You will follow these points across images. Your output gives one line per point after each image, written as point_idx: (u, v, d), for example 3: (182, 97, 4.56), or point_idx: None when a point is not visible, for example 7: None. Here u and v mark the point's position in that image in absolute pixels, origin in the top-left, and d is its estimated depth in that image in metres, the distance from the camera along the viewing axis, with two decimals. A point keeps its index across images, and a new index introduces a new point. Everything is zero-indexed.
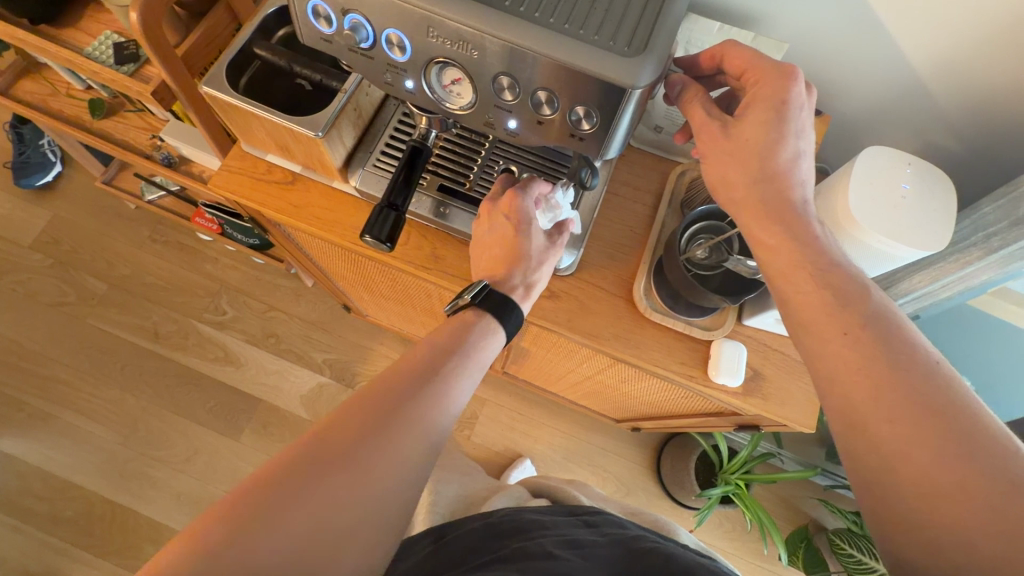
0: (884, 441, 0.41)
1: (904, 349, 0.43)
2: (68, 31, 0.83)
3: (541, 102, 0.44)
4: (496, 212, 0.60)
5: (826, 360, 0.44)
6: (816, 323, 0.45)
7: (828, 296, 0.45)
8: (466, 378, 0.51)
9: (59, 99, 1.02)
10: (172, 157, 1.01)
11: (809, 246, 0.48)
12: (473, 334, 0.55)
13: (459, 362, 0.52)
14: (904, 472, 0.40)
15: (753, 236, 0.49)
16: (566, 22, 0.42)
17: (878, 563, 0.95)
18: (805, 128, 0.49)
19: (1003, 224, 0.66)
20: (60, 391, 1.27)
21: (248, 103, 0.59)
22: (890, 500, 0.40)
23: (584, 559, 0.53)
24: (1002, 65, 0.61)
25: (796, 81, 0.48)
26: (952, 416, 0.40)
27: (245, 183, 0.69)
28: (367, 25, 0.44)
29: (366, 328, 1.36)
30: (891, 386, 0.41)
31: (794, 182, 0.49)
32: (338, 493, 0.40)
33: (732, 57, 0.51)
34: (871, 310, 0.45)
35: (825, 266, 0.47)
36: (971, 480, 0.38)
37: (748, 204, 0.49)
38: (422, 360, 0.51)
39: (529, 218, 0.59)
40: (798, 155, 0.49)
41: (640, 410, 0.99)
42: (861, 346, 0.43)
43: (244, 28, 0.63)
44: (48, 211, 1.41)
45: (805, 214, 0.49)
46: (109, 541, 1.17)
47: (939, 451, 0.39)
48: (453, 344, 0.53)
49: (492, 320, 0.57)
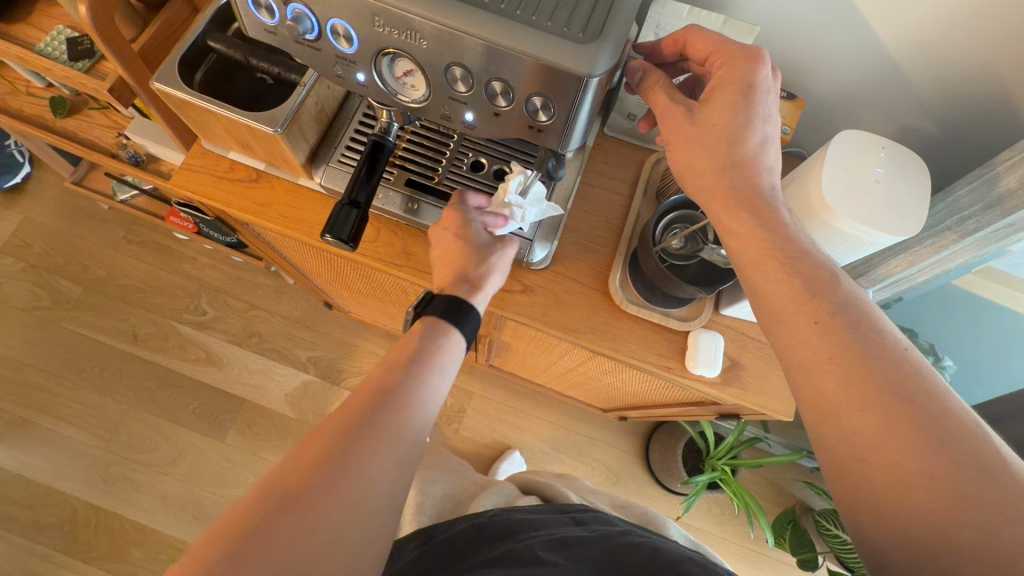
0: (854, 432, 0.40)
1: (873, 337, 0.42)
2: (19, 27, 0.80)
3: (495, 93, 0.42)
4: (438, 226, 0.60)
5: (797, 350, 0.43)
6: (786, 311, 0.44)
7: (797, 285, 0.44)
8: (426, 383, 0.49)
9: (19, 98, 0.99)
10: (139, 156, 0.98)
11: (780, 233, 0.46)
12: (429, 337, 0.53)
13: (415, 368, 0.50)
14: (877, 464, 0.39)
15: (723, 224, 0.48)
16: (518, 8, 0.40)
17: (854, 537, 0.97)
18: (773, 112, 0.47)
19: (978, 207, 0.65)
20: (39, 397, 1.25)
21: (203, 99, 0.57)
22: (865, 491, 0.40)
23: (573, 561, 0.52)
24: (975, 45, 0.60)
25: (762, 64, 0.46)
26: (921, 405, 0.39)
27: (208, 182, 0.67)
28: (310, 15, 0.42)
29: (350, 324, 1.35)
30: (861, 376, 0.40)
31: (762, 169, 0.47)
32: (295, 530, 0.38)
33: (695, 41, 0.50)
34: (840, 298, 0.43)
35: (796, 255, 0.45)
36: (941, 469, 0.37)
37: (717, 192, 0.48)
38: (375, 380, 0.48)
39: (467, 223, 0.59)
40: (766, 141, 0.47)
41: (625, 400, 0.98)
42: (831, 336, 0.42)
43: (198, 19, 0.61)
44: (18, 214, 1.38)
45: (774, 201, 0.47)
46: (94, 547, 1.16)
47: (911, 442, 0.38)
48: (411, 352, 0.51)
49: (441, 323, 0.55)
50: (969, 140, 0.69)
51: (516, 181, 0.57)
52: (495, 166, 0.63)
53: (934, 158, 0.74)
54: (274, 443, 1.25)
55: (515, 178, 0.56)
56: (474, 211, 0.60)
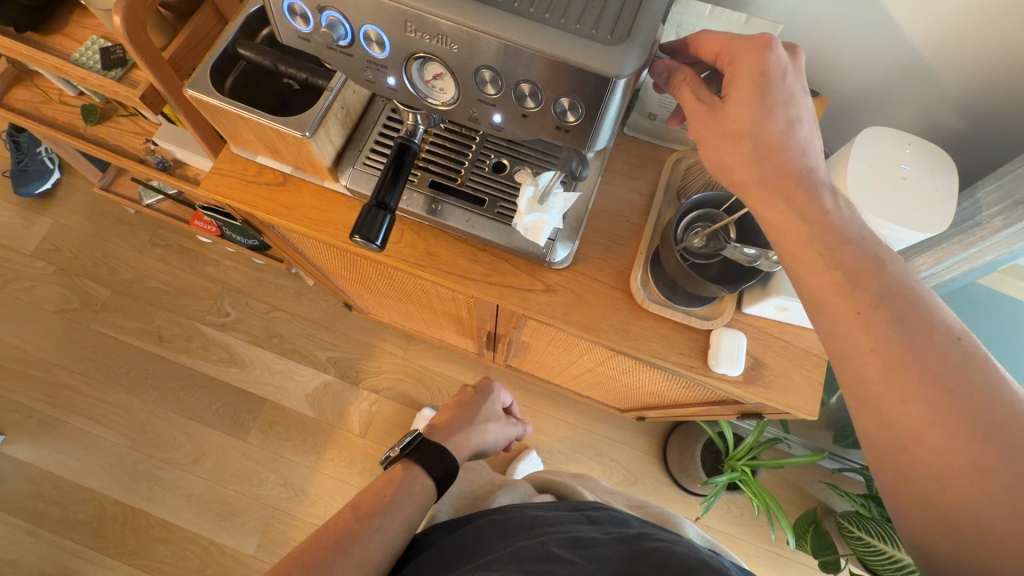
0: (898, 422, 0.39)
1: (920, 327, 0.40)
2: (55, 38, 0.83)
3: (524, 94, 0.43)
4: (467, 389, 0.84)
5: (839, 342, 0.42)
6: (826, 302, 0.43)
7: (839, 276, 0.43)
8: (378, 539, 0.58)
9: (52, 106, 1.02)
10: (166, 161, 1.01)
11: (820, 222, 0.45)
12: (402, 487, 0.63)
13: (375, 525, 0.59)
14: (918, 454, 0.38)
15: (760, 215, 0.47)
16: (546, 11, 0.41)
17: (894, 548, 0.93)
18: (795, 94, 0.47)
19: (1007, 202, 0.65)
20: (67, 397, 1.28)
21: (233, 105, 0.58)
22: (908, 480, 0.39)
23: (587, 560, 0.52)
24: (1002, 40, 0.60)
25: (773, 50, 0.46)
26: (969, 396, 0.37)
27: (235, 186, 0.68)
28: (344, 22, 0.43)
29: (369, 325, 1.37)
30: (905, 366, 0.39)
31: (795, 152, 0.46)
32: None
33: (705, 41, 0.50)
34: (886, 288, 0.42)
35: (837, 244, 0.44)
36: (987, 461, 0.36)
37: (751, 185, 0.47)
38: (344, 524, 0.59)
39: (491, 388, 0.85)
40: (793, 122, 0.46)
41: (643, 400, 0.99)
42: (874, 326, 0.41)
43: (228, 28, 0.62)
44: (47, 219, 1.41)
45: (813, 183, 0.46)
46: (121, 542, 1.19)
47: (955, 432, 0.37)
48: (379, 506, 0.61)
49: (417, 470, 0.65)
50: (998, 134, 0.69)
51: (526, 198, 0.58)
52: (516, 167, 0.63)
53: (958, 154, 0.74)
54: (294, 444, 1.26)
55: (522, 191, 0.58)
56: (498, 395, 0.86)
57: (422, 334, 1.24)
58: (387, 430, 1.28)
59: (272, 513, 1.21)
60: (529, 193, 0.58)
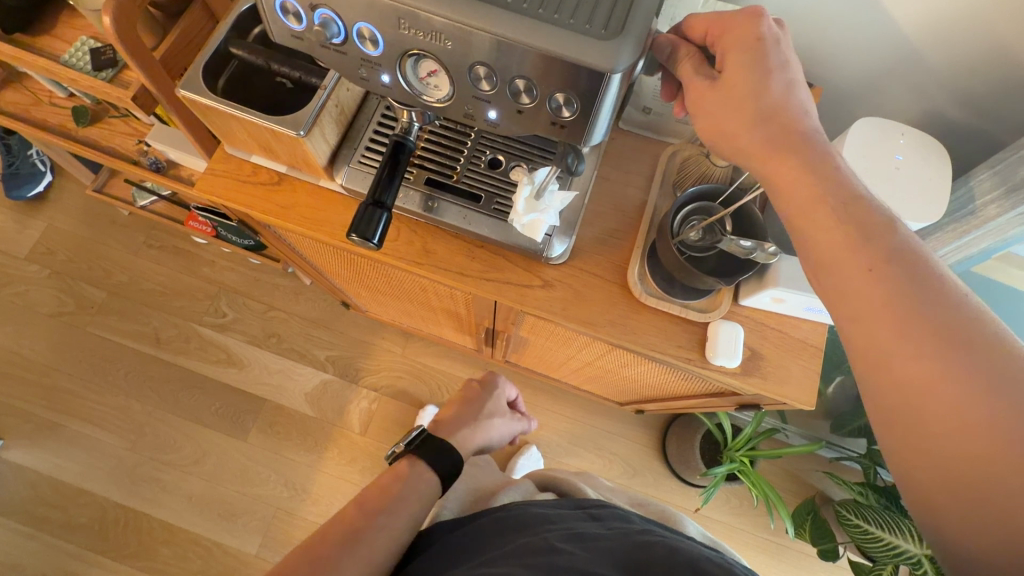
0: (909, 382, 0.37)
1: (933, 283, 0.38)
2: (45, 40, 0.82)
3: (519, 90, 0.43)
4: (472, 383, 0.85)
5: (848, 300, 0.40)
6: (836, 259, 0.41)
7: (848, 232, 0.41)
8: (382, 535, 0.59)
9: (42, 108, 1.01)
10: (160, 162, 1.02)
11: (828, 178, 0.44)
12: (406, 484, 0.63)
13: (380, 523, 0.59)
14: (930, 413, 0.36)
15: (767, 176, 0.46)
16: (540, 6, 0.41)
17: (891, 534, 0.94)
18: (790, 60, 0.47)
19: (1000, 191, 0.65)
20: (65, 400, 1.28)
21: (226, 104, 0.58)
22: (915, 446, 0.37)
23: (587, 551, 0.52)
24: (993, 29, 0.60)
25: (763, 18, 0.47)
26: (985, 351, 0.35)
27: (231, 186, 0.68)
28: (337, 21, 0.43)
29: (367, 323, 1.37)
30: (916, 322, 0.37)
31: (797, 111, 0.46)
32: None
33: (692, 21, 0.51)
34: (898, 244, 0.40)
35: (847, 203, 0.42)
36: (1005, 419, 0.34)
37: (754, 146, 0.46)
38: (347, 521, 0.59)
39: (496, 382, 0.86)
40: (792, 85, 0.47)
41: (642, 393, 0.99)
42: (885, 282, 0.39)
43: (220, 26, 0.62)
44: (40, 222, 1.40)
45: (816, 142, 0.45)
46: (123, 545, 1.19)
47: (969, 388, 0.35)
48: (382, 504, 0.61)
49: (422, 467, 0.65)
50: (990, 122, 0.69)
51: (524, 198, 0.58)
52: (512, 163, 0.64)
53: (951, 143, 0.74)
54: (294, 443, 1.26)
55: (518, 198, 0.58)
56: (502, 389, 0.87)
57: (421, 332, 1.24)
58: (386, 428, 1.28)
59: (274, 513, 1.21)
60: (525, 191, 0.58)
